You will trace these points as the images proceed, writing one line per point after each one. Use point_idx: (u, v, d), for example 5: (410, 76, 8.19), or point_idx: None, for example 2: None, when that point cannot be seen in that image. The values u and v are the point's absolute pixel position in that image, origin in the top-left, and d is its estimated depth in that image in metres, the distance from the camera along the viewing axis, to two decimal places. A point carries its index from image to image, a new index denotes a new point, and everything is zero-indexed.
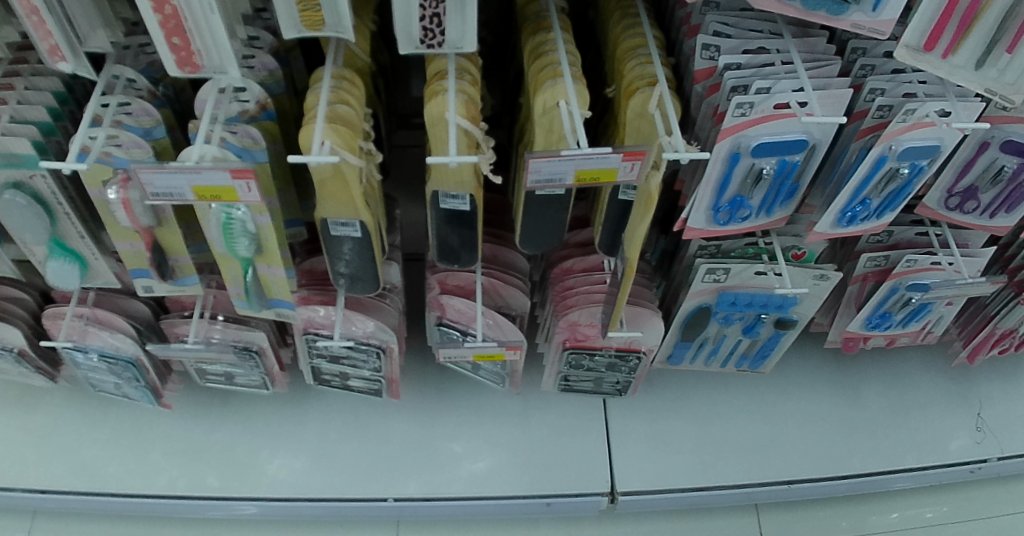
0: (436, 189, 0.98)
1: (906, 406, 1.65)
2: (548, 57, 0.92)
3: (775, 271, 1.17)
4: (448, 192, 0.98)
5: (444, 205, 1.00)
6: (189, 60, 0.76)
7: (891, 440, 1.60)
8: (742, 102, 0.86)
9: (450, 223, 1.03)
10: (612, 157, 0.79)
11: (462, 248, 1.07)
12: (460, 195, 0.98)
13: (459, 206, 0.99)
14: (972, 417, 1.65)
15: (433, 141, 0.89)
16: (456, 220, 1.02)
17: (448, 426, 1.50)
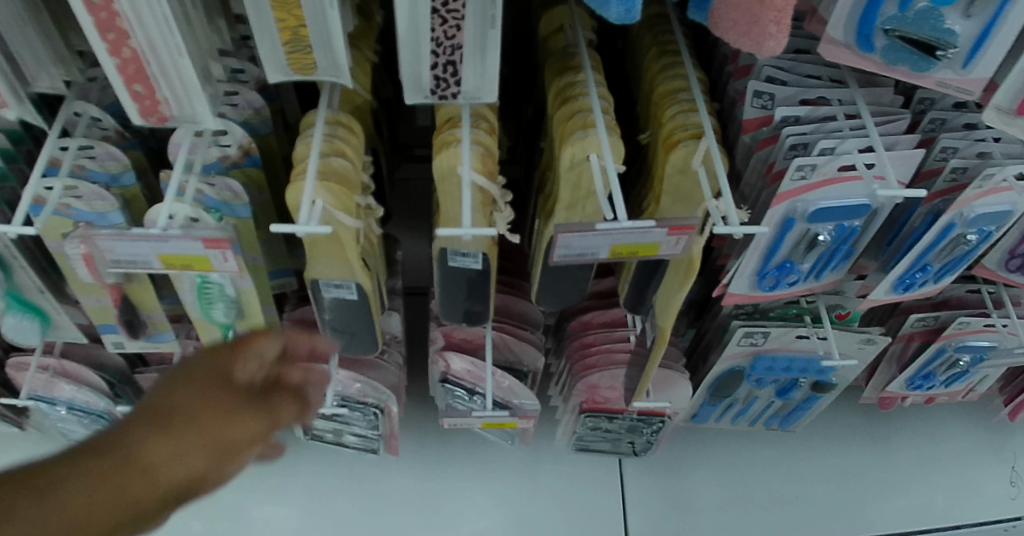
0: (444, 247, 0.84)
1: (946, 462, 1.52)
2: (578, 101, 0.79)
3: (819, 335, 1.06)
4: (458, 250, 0.84)
5: (446, 266, 0.88)
6: (154, 109, 0.66)
7: (932, 499, 1.46)
8: (803, 164, 0.76)
9: (457, 280, 0.90)
10: (655, 231, 0.67)
11: (471, 308, 0.95)
12: (473, 255, 0.84)
13: (469, 266, 0.85)
14: (1004, 470, 1.51)
15: (443, 199, 0.77)
16: (461, 279, 0.89)
17: (451, 479, 1.36)
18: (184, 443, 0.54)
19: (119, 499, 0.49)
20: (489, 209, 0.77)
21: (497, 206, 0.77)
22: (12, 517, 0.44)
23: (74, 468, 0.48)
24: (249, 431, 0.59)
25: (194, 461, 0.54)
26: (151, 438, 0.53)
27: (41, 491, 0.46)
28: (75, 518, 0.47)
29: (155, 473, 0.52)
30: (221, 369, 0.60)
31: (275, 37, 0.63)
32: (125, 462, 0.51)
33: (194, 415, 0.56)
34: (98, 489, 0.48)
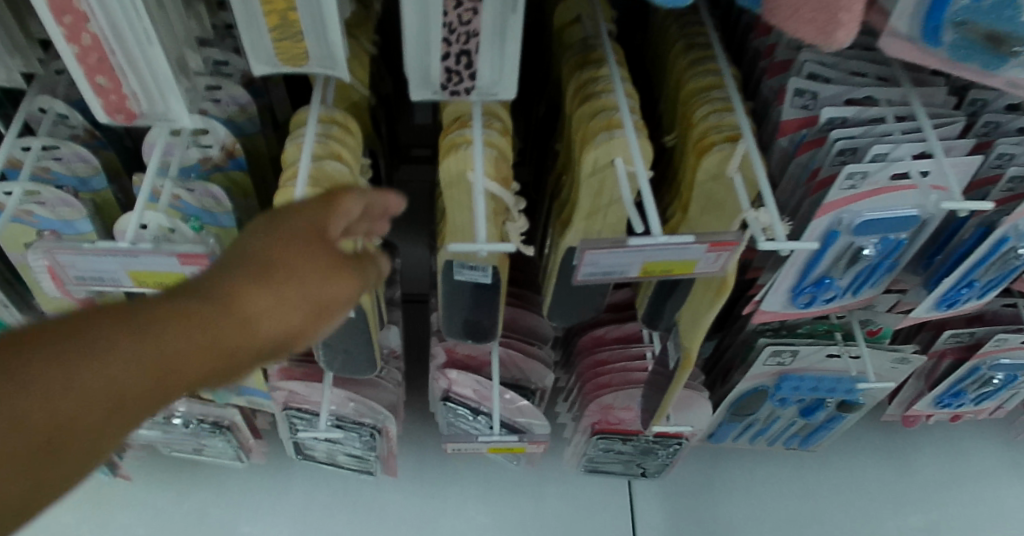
0: (451, 259, 0.76)
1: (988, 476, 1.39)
2: (601, 99, 0.70)
3: (851, 353, 0.98)
4: (465, 262, 0.75)
5: (451, 280, 0.79)
6: (121, 105, 0.57)
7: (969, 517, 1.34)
8: (853, 171, 0.68)
9: (462, 296, 0.81)
10: (694, 248, 0.59)
11: (477, 327, 0.86)
12: (483, 268, 0.76)
13: (476, 280, 0.77)
14: None
15: (450, 207, 0.68)
16: (467, 294, 0.81)
17: (452, 499, 1.26)
18: (280, 300, 0.46)
19: (213, 353, 0.43)
20: (501, 218, 0.69)
21: (510, 215, 0.69)
22: (82, 367, 0.38)
23: (163, 315, 0.41)
24: (348, 291, 0.51)
25: (289, 320, 0.47)
26: (245, 289, 0.45)
27: (131, 338, 0.40)
28: (168, 370, 0.41)
29: (249, 326, 0.44)
30: (315, 218, 0.51)
31: (260, 23, 0.55)
32: (217, 313, 0.43)
33: (291, 268, 0.47)
34: (192, 342, 0.41)
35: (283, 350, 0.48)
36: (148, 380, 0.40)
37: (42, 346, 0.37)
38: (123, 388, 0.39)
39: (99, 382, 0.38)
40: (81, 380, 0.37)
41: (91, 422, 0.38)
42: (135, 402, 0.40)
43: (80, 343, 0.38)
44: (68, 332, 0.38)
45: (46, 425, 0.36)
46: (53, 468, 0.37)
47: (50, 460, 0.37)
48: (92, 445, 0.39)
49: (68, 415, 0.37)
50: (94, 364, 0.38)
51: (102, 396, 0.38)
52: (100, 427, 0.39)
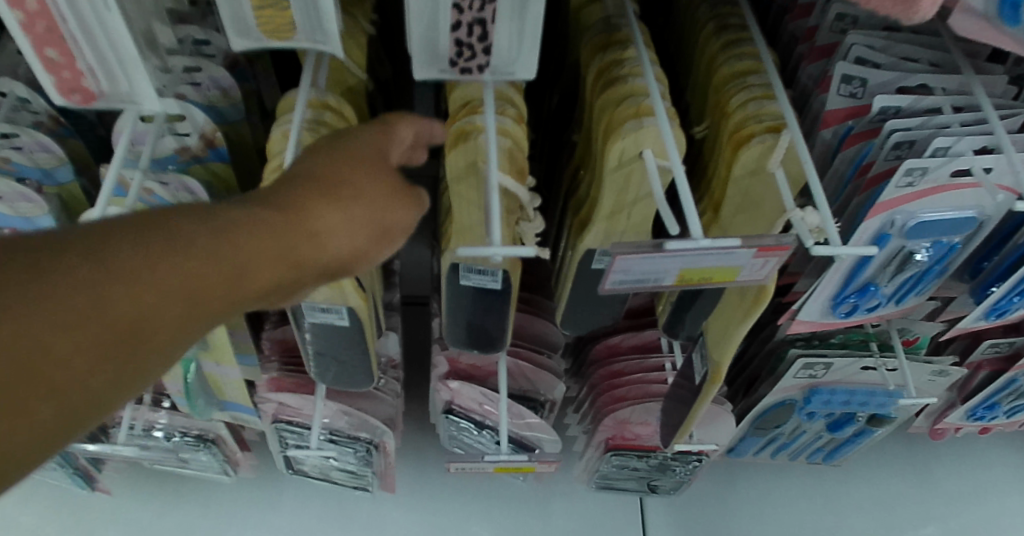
0: (457, 262, 0.68)
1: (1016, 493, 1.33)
2: (629, 84, 0.62)
3: (888, 366, 0.91)
4: (473, 266, 0.68)
5: (457, 287, 0.71)
6: (76, 83, 0.50)
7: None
8: (913, 167, 0.61)
9: (468, 304, 0.73)
10: (739, 253, 0.51)
11: (484, 338, 0.78)
12: (493, 273, 0.68)
13: (484, 285, 0.69)
14: None
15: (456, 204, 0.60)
16: (473, 303, 0.73)
17: (453, 516, 1.17)
18: (348, 216, 0.47)
19: (289, 260, 0.44)
20: (514, 216, 0.61)
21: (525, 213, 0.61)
22: (170, 258, 0.38)
23: (239, 216, 0.42)
24: (406, 216, 0.52)
25: (355, 237, 0.48)
26: (316, 203, 0.46)
27: (217, 238, 0.40)
28: (251, 271, 0.42)
29: (321, 239, 0.45)
30: (376, 142, 0.52)
31: None
32: (291, 222, 0.44)
33: (358, 186, 0.48)
34: (270, 246, 0.42)
35: (343, 268, 0.49)
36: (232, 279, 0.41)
37: (140, 236, 0.38)
38: (210, 284, 0.40)
39: (189, 277, 0.39)
40: (175, 272, 0.38)
41: (182, 311, 0.39)
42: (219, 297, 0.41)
43: (171, 238, 0.39)
44: (156, 228, 0.39)
45: (138, 310, 0.37)
46: (147, 355, 0.38)
47: (146, 346, 0.38)
48: (179, 335, 0.40)
49: (162, 303, 0.38)
50: (183, 256, 0.39)
51: (194, 286, 0.39)
52: (189, 319, 0.40)
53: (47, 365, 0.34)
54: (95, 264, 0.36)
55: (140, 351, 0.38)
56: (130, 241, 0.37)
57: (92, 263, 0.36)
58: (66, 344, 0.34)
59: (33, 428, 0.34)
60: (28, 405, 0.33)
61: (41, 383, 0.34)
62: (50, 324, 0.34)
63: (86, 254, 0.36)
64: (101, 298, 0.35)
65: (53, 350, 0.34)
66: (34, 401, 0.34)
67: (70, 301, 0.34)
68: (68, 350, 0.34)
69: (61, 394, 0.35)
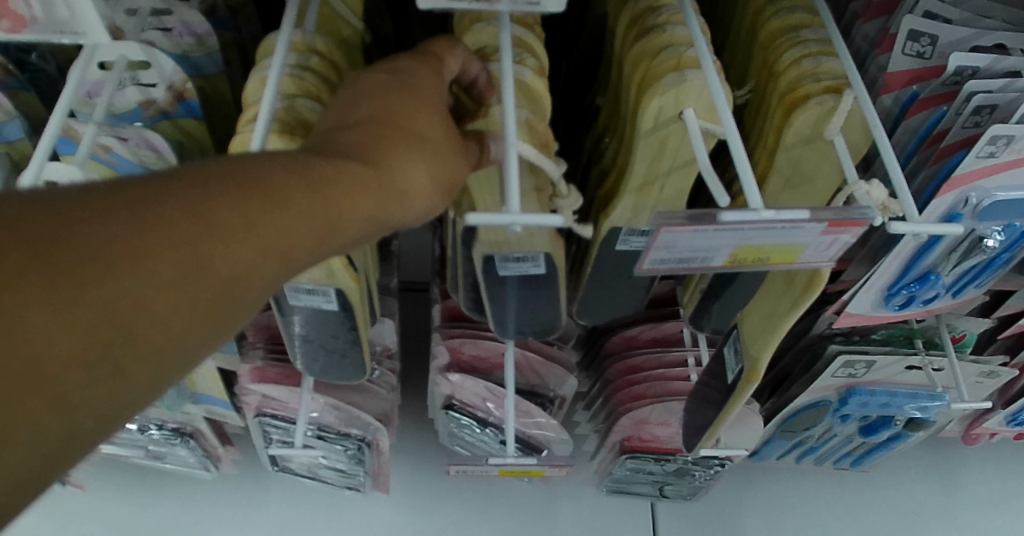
0: (490, 252, 0.58)
1: None
2: (667, 33, 0.53)
3: (934, 366, 0.82)
4: (509, 254, 0.58)
5: (493, 284, 0.61)
6: (3, 5, 0.43)
7: None
8: (998, 134, 0.52)
9: (510, 296, 0.63)
10: (806, 228, 0.43)
11: (539, 320, 0.67)
12: (536, 259, 0.59)
13: (526, 272, 0.60)
14: None
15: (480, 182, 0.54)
16: (513, 296, 0.63)
17: (450, 518, 1.09)
18: (436, 166, 0.40)
19: (379, 216, 0.37)
20: (547, 194, 0.53)
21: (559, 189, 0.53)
22: (263, 216, 0.33)
23: (333, 168, 0.36)
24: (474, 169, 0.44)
25: (442, 190, 0.41)
26: (401, 151, 0.38)
27: (308, 191, 0.34)
28: (338, 228, 0.36)
29: (410, 192, 0.39)
30: (435, 84, 0.43)
31: None
32: (379, 173, 0.37)
33: (435, 134, 0.41)
34: (361, 201, 0.36)
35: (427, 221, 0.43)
36: (317, 237, 0.35)
37: (218, 186, 0.32)
38: (296, 244, 0.34)
39: (271, 234, 0.33)
40: (259, 230, 0.33)
41: (273, 273, 0.34)
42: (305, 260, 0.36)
43: (264, 192, 0.33)
44: (247, 175, 0.33)
45: (228, 274, 0.32)
46: (229, 321, 0.33)
47: (227, 312, 0.33)
48: (263, 297, 0.35)
49: (248, 267, 0.33)
50: (276, 215, 0.33)
51: (286, 249, 0.34)
52: (272, 280, 0.34)
53: (136, 330, 0.30)
54: (184, 219, 0.31)
55: (220, 318, 0.33)
56: (217, 190, 0.32)
57: (183, 217, 0.31)
58: (146, 313, 0.30)
59: (112, 402, 0.30)
60: (111, 373, 0.29)
61: (120, 352, 0.29)
62: (144, 286, 0.29)
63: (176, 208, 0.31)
64: (186, 261, 0.30)
65: (135, 318, 0.29)
66: (110, 376, 0.29)
67: (154, 262, 0.30)
68: (145, 319, 0.30)
69: (138, 365, 0.30)
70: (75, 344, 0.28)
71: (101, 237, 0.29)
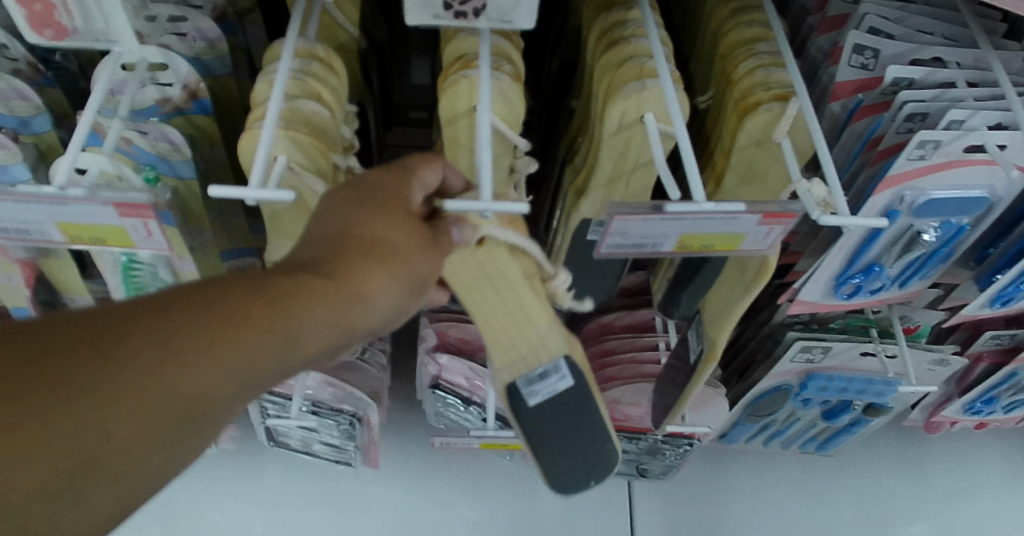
0: (515, 380, 0.67)
1: (1003, 487, 1.31)
2: (632, 44, 0.59)
3: (887, 352, 0.89)
4: (532, 375, 0.66)
5: (528, 415, 0.68)
6: (49, 17, 0.48)
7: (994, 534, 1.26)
8: (926, 139, 0.58)
9: (551, 426, 0.69)
10: (743, 219, 0.49)
11: (587, 459, 0.71)
12: (560, 366, 0.66)
13: (555, 387, 0.67)
14: None
15: (483, 302, 0.64)
16: (552, 421, 0.69)
17: (438, 493, 1.16)
18: (390, 273, 0.46)
19: (342, 323, 0.44)
20: (538, 278, 0.64)
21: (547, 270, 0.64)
22: (226, 336, 0.38)
23: (289, 288, 0.42)
24: (437, 265, 0.50)
25: (402, 290, 0.47)
26: (360, 264, 0.44)
27: (263, 311, 0.40)
28: (304, 339, 0.42)
29: (371, 297, 0.45)
30: (404, 193, 0.48)
31: None
32: (339, 287, 0.43)
33: (396, 241, 0.46)
34: (323, 313, 0.42)
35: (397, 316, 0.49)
36: (284, 349, 0.41)
37: (181, 315, 0.38)
38: (256, 358, 0.40)
39: (242, 353, 0.39)
40: (220, 351, 0.38)
41: (236, 389, 0.39)
42: (268, 373, 0.41)
43: (224, 316, 0.39)
44: (211, 303, 0.39)
45: (194, 393, 0.37)
46: (206, 431, 0.39)
47: (206, 423, 0.39)
48: (236, 406, 0.40)
49: (212, 386, 0.38)
50: (235, 336, 0.39)
51: (247, 367, 0.39)
52: (238, 392, 0.40)
53: (105, 451, 0.35)
54: (153, 346, 0.36)
55: (199, 428, 0.38)
56: (181, 318, 0.38)
57: (150, 345, 0.36)
58: (114, 434, 0.35)
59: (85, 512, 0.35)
60: (81, 489, 0.35)
61: (94, 468, 0.35)
62: (112, 412, 0.35)
63: (145, 336, 0.36)
64: (153, 384, 0.36)
65: (105, 439, 0.35)
66: (80, 492, 0.35)
67: (122, 388, 0.35)
68: (124, 439, 0.35)
69: (117, 479, 0.36)
70: (52, 462, 0.33)
71: (75, 368, 0.34)
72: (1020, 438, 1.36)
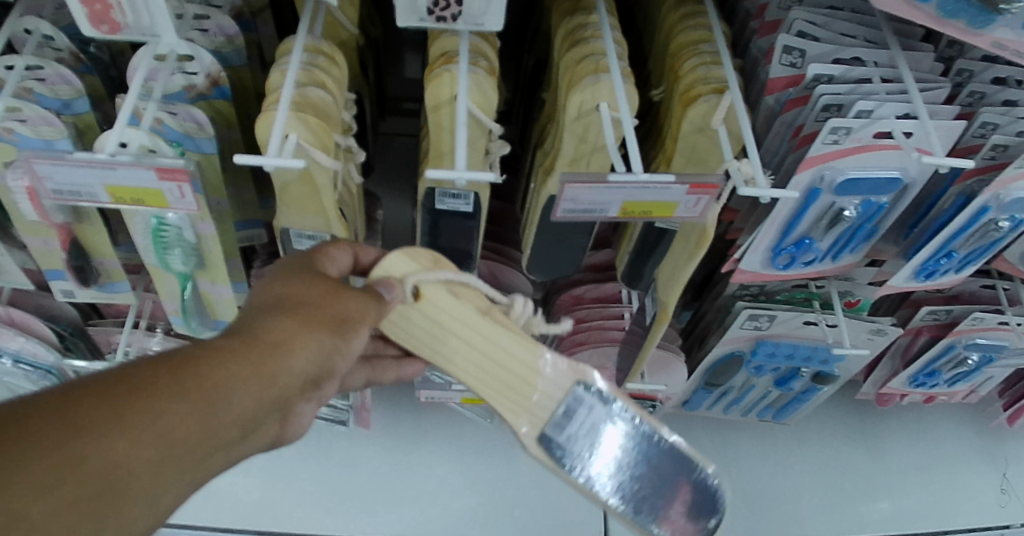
0: (542, 430, 0.66)
1: (945, 459, 1.42)
2: (589, 45, 0.70)
3: (828, 321, 0.99)
4: (558, 413, 0.66)
5: (601, 478, 0.67)
6: (106, 15, 0.59)
7: (933, 501, 1.37)
8: (837, 126, 0.68)
9: (628, 476, 0.67)
10: (674, 188, 0.59)
11: (659, 486, 0.68)
12: (581, 394, 0.66)
13: (588, 421, 0.66)
14: (997, 477, 1.41)
15: (462, 362, 0.66)
16: (628, 468, 0.67)
17: (424, 455, 1.27)
18: (300, 327, 0.53)
19: (258, 379, 0.49)
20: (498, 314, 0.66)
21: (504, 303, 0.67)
22: (141, 403, 0.42)
23: (199, 354, 0.47)
24: (360, 306, 0.58)
25: (319, 342, 0.53)
26: (268, 325, 0.51)
27: (176, 378, 0.45)
28: (221, 402, 0.47)
29: (285, 352, 0.51)
30: (316, 263, 0.60)
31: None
32: (250, 347, 0.50)
33: (303, 302, 0.54)
34: (237, 373, 0.48)
35: (323, 374, 0.55)
36: (203, 412, 0.45)
37: (93, 392, 0.42)
38: (174, 421, 0.44)
39: (160, 420, 0.43)
40: (135, 418, 0.42)
41: (159, 455, 0.43)
42: (193, 435, 0.45)
43: (137, 388, 0.43)
44: (126, 379, 0.43)
45: (111, 462, 0.41)
46: (129, 503, 0.42)
47: (123, 500, 0.41)
48: (160, 479, 0.43)
49: (131, 453, 0.41)
50: (150, 403, 0.43)
51: (163, 431, 0.43)
52: (160, 459, 0.43)
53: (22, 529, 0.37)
54: (65, 423, 0.40)
55: (118, 504, 0.41)
56: (94, 395, 0.41)
57: (63, 422, 0.40)
58: (29, 510, 0.37)
59: None
60: None
61: None
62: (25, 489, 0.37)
63: (56, 415, 0.40)
64: (67, 456, 0.39)
65: (20, 517, 0.37)
66: None
67: (34, 464, 0.38)
68: (37, 518, 0.38)
69: None
70: None
71: None
72: (966, 415, 1.47)
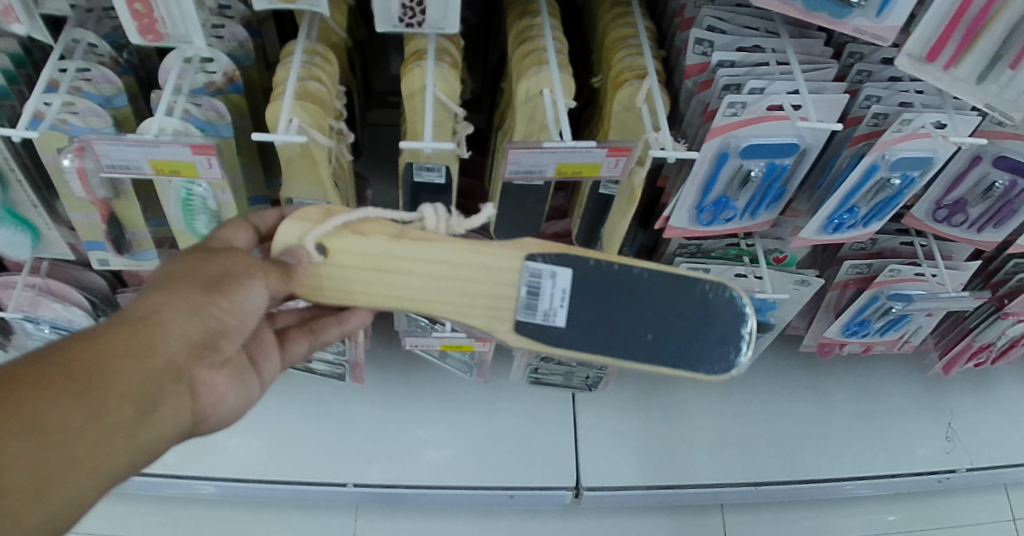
0: (521, 316, 0.79)
1: (884, 409, 1.58)
2: (534, 42, 0.87)
3: (756, 273, 1.15)
4: (528, 285, 0.78)
5: (597, 321, 0.79)
6: (151, 27, 0.75)
7: (869, 445, 1.54)
8: (734, 101, 0.84)
9: (620, 319, 0.79)
10: (596, 152, 0.76)
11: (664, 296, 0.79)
12: (536, 267, 0.78)
13: (558, 285, 0.78)
14: (942, 427, 1.58)
15: (406, 288, 0.77)
16: (619, 300, 0.79)
17: (413, 412, 1.43)
18: (163, 302, 0.64)
19: (124, 354, 0.60)
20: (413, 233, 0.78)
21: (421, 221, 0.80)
22: (12, 395, 0.53)
23: (64, 346, 0.58)
24: (225, 266, 0.68)
25: (185, 310, 0.64)
26: (134, 308, 0.63)
27: (43, 369, 0.55)
28: (89, 380, 0.57)
29: (153, 325, 0.63)
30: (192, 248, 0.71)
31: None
32: (116, 331, 0.61)
33: (169, 283, 0.65)
34: (102, 353, 0.59)
35: (205, 340, 0.65)
36: (72, 392, 0.56)
37: None
38: (44, 404, 0.54)
39: (31, 407, 0.53)
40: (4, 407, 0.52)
41: (35, 436, 0.53)
42: (69, 410, 0.55)
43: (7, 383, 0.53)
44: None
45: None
46: (20, 484, 0.52)
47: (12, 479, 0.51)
48: (46, 456, 0.53)
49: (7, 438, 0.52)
50: (19, 392, 0.53)
51: (32, 416, 0.53)
52: (38, 437, 0.53)
53: None
54: None
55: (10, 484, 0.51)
56: None
57: None
58: None
59: None
60: None
61: None
62: None
63: None
64: None
65: None
66: None
67: None
68: None
69: None
70: None
71: None
72: (907, 370, 1.64)
